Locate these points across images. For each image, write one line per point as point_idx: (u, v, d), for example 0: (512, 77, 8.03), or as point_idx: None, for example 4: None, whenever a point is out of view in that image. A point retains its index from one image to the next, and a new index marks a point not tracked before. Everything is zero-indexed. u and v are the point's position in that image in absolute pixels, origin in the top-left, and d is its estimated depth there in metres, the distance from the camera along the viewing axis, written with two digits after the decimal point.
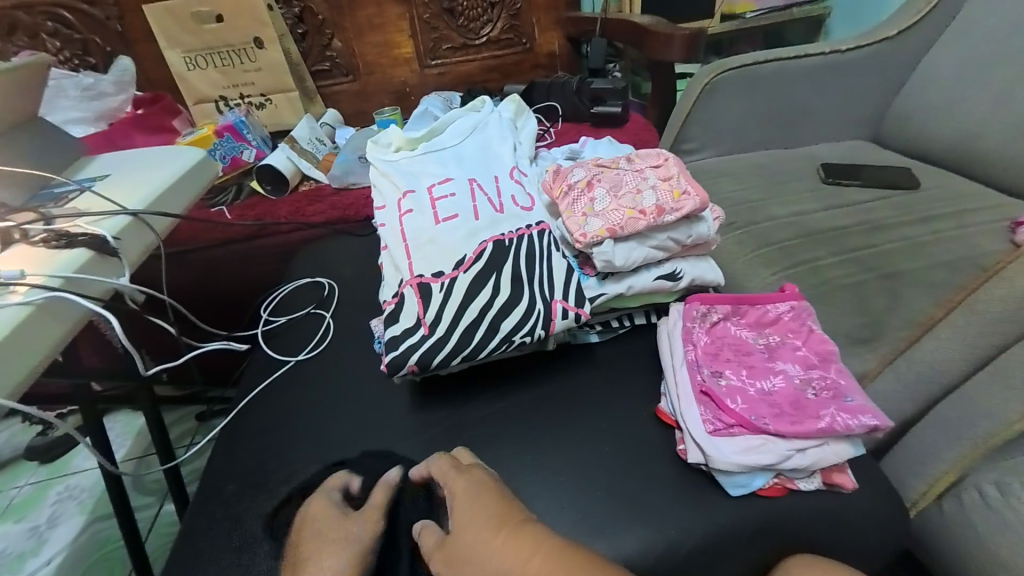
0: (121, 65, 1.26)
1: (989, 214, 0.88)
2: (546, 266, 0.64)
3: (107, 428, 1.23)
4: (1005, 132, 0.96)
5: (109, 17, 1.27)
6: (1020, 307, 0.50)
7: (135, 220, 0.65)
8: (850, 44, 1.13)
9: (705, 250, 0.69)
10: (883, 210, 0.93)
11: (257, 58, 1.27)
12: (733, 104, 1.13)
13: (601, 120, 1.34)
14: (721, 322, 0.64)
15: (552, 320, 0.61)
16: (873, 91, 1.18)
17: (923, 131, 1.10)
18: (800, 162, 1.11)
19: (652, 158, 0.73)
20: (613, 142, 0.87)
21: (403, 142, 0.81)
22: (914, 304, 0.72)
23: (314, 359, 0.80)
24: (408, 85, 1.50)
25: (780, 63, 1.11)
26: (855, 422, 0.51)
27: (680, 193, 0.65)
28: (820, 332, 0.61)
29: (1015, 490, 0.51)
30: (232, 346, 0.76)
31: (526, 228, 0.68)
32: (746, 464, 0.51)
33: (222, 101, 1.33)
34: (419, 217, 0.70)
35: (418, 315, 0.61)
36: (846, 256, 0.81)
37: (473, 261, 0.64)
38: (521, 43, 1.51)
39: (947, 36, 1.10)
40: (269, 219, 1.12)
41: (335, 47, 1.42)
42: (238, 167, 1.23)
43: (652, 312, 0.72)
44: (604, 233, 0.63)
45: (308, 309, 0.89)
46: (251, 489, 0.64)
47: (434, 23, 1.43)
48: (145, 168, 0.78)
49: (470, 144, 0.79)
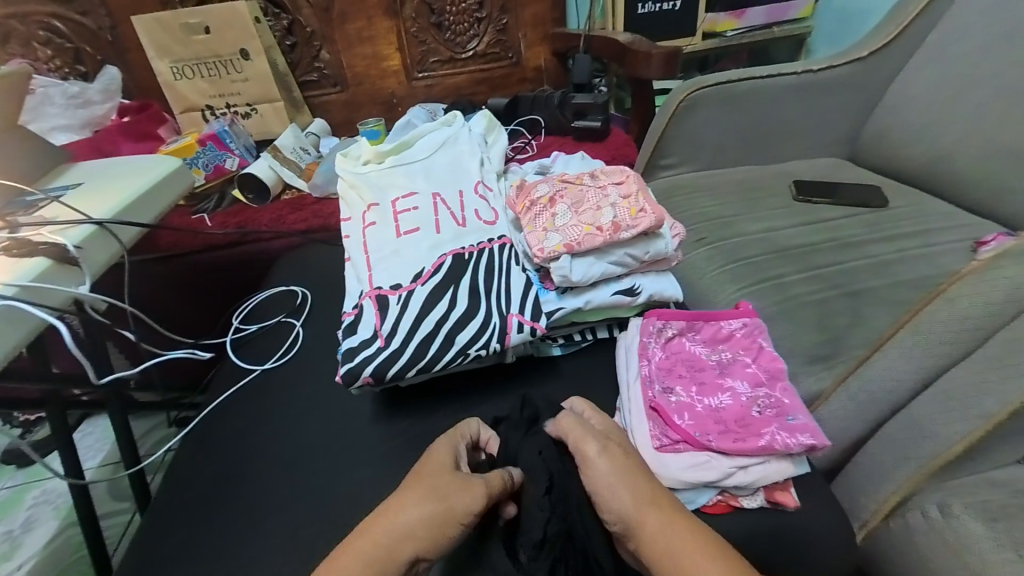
0: (110, 74, 1.29)
1: (955, 233, 0.89)
2: (504, 280, 0.65)
3: (84, 433, 1.23)
4: (972, 153, 0.98)
5: (100, 27, 1.29)
6: (960, 329, 0.51)
7: (101, 229, 0.66)
8: (825, 64, 1.15)
9: (666, 265, 0.70)
10: (852, 228, 0.94)
11: (244, 68, 1.29)
12: (710, 121, 1.15)
13: (583, 133, 1.35)
14: (676, 337, 0.65)
15: (508, 333, 0.61)
16: (849, 110, 1.20)
17: (896, 150, 1.12)
18: (775, 178, 1.13)
19: (616, 175, 0.74)
20: (584, 158, 0.89)
21: (373, 155, 0.83)
22: (875, 323, 0.73)
23: (282, 368, 0.80)
24: (395, 96, 1.52)
25: (757, 81, 1.13)
26: (793, 440, 0.52)
27: (638, 210, 0.66)
28: (771, 349, 0.62)
29: (956, 513, 0.51)
30: (198, 354, 0.76)
31: (487, 243, 0.69)
32: (688, 481, 0.51)
33: (209, 110, 1.35)
34: (383, 229, 0.71)
35: (375, 327, 0.62)
36: (811, 273, 0.82)
37: (431, 274, 0.66)
38: (508, 57, 1.53)
39: (919, 58, 1.12)
40: (250, 227, 1.12)
41: (323, 58, 1.44)
42: (221, 175, 1.24)
43: (615, 326, 0.72)
44: (562, 248, 0.64)
45: (279, 318, 0.89)
46: (209, 499, 0.64)
47: (422, 36, 1.45)
48: (118, 177, 0.79)
49: (437, 158, 0.80)
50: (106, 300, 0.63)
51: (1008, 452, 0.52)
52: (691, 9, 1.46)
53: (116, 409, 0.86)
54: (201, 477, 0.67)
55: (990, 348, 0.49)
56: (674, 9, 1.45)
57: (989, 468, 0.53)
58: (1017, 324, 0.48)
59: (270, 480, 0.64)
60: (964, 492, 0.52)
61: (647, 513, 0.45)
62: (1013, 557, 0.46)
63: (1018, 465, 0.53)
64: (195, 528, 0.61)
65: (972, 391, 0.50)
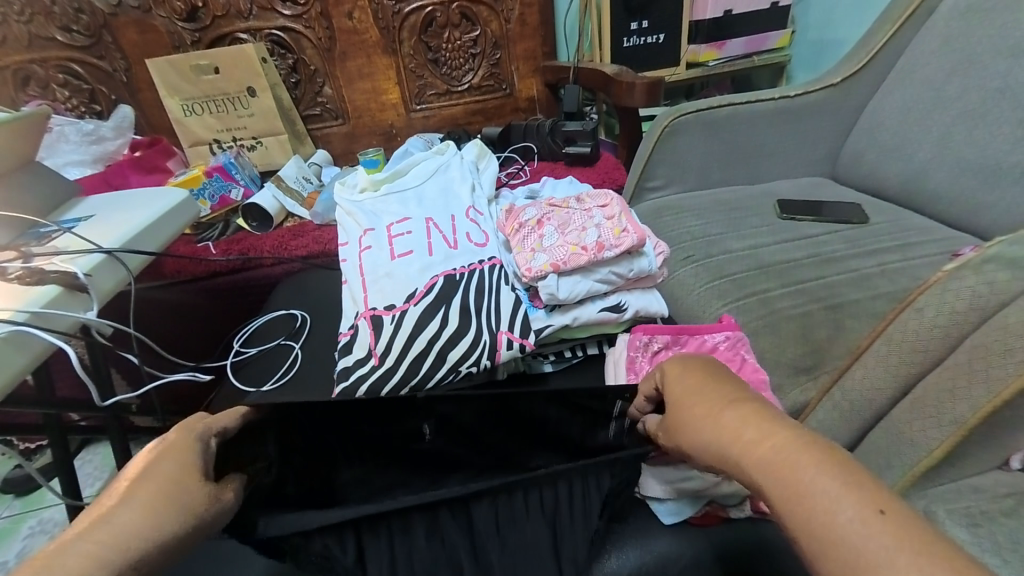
0: (122, 112, 1.37)
1: (934, 247, 0.92)
2: (494, 299, 0.68)
3: (83, 461, 1.22)
4: (945, 170, 1.02)
5: (116, 69, 1.38)
6: (931, 337, 0.53)
7: (109, 258, 0.70)
8: (801, 89, 1.20)
9: (651, 282, 0.73)
10: (834, 244, 0.97)
11: (250, 105, 1.37)
12: (694, 144, 1.20)
13: (574, 158, 1.41)
14: (663, 348, 0.67)
15: (498, 350, 0.64)
16: (827, 132, 1.25)
17: (874, 169, 1.16)
18: (758, 197, 1.17)
19: (600, 198, 0.77)
20: (571, 181, 0.93)
21: (369, 183, 0.87)
22: (858, 335, 0.75)
23: (280, 389, 0.82)
24: (394, 127, 1.59)
25: (737, 107, 1.18)
26: None
27: (621, 230, 0.69)
28: (754, 361, 0.65)
29: (941, 520, 0.51)
30: (200, 376, 0.78)
31: (477, 263, 0.72)
32: (676, 490, 0.54)
33: (216, 143, 1.41)
34: (377, 252, 0.75)
35: (369, 347, 0.65)
36: (794, 287, 0.84)
37: (424, 294, 0.69)
38: (502, 89, 1.61)
39: (890, 81, 1.17)
40: (253, 253, 1.16)
41: (325, 93, 1.52)
42: (226, 206, 1.29)
43: (604, 342, 0.74)
44: (549, 268, 0.67)
45: (279, 340, 0.91)
46: None
47: (419, 71, 1.53)
48: (126, 210, 0.83)
49: (430, 184, 0.85)
50: (110, 324, 0.65)
51: (987, 457, 0.53)
52: (673, 41, 1.54)
53: (113, 433, 0.86)
54: None
55: (957, 356, 0.51)
56: (658, 41, 1.53)
57: (970, 474, 0.54)
58: (980, 330, 0.50)
59: None
60: (947, 499, 0.52)
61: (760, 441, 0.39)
62: (996, 561, 0.46)
63: (999, 470, 0.54)
64: None
65: (945, 398, 0.51)
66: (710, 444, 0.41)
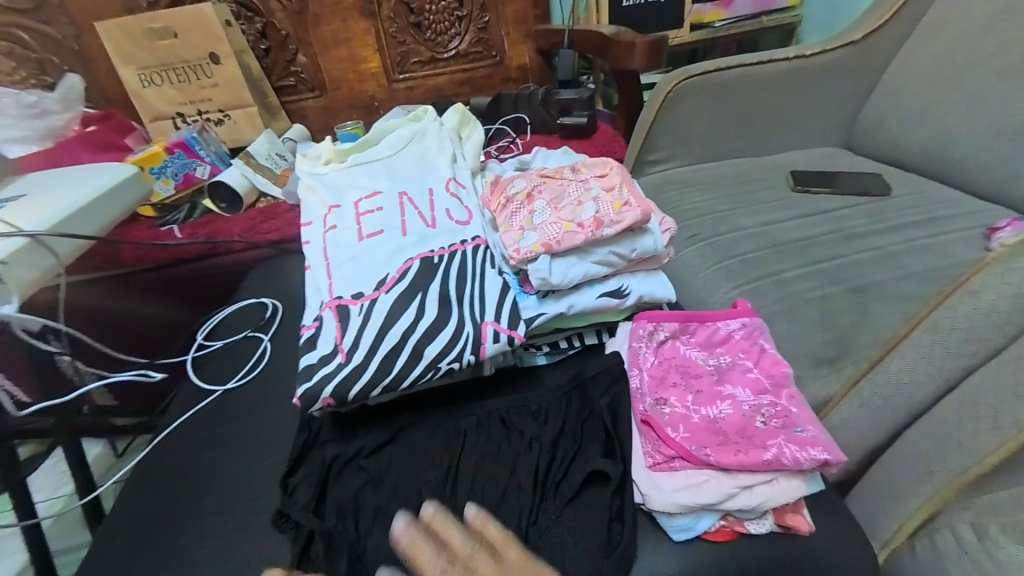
0: (69, 82, 1.22)
1: (965, 222, 0.84)
2: (477, 285, 0.60)
3: (50, 462, 1.17)
4: (976, 136, 0.93)
5: (65, 36, 1.25)
6: (989, 324, 0.47)
7: (33, 242, 0.60)
8: (817, 48, 1.10)
9: (656, 263, 0.64)
10: (854, 219, 0.88)
11: (213, 73, 1.24)
12: (700, 112, 1.10)
13: (569, 130, 1.30)
14: (668, 337, 0.60)
15: (482, 344, 0.56)
16: (844, 97, 1.15)
17: (896, 137, 1.06)
18: (768, 169, 1.08)
19: (598, 168, 0.68)
20: (565, 151, 0.83)
21: (335, 154, 0.77)
22: (886, 321, 0.67)
23: (245, 388, 0.74)
24: (375, 100, 1.47)
25: (748, 69, 1.08)
26: (804, 455, 0.47)
27: (622, 204, 0.60)
28: (774, 352, 0.58)
29: (992, 535, 0.45)
30: (152, 375, 0.70)
31: (459, 245, 0.64)
32: (684, 504, 0.47)
33: (179, 118, 1.29)
34: (343, 233, 0.66)
35: (334, 342, 0.57)
36: (813, 267, 0.76)
37: (396, 280, 0.60)
38: (491, 56, 1.48)
39: (916, 39, 1.07)
40: (220, 237, 1.07)
41: (298, 62, 1.39)
42: (190, 185, 1.18)
43: (603, 331, 0.67)
44: (540, 248, 0.59)
45: (245, 333, 0.83)
46: (154, 538, 0.58)
47: (401, 37, 1.40)
48: (60, 189, 0.73)
49: (406, 155, 0.75)
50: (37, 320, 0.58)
51: None
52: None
53: (66, 438, 0.79)
54: (153, 513, 0.61)
55: (1017, 346, 0.45)
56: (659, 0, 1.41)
57: None
58: None
59: (222, 520, 0.58)
60: (998, 510, 0.46)
61: None
62: None
63: None
64: (139, 565, 0.56)
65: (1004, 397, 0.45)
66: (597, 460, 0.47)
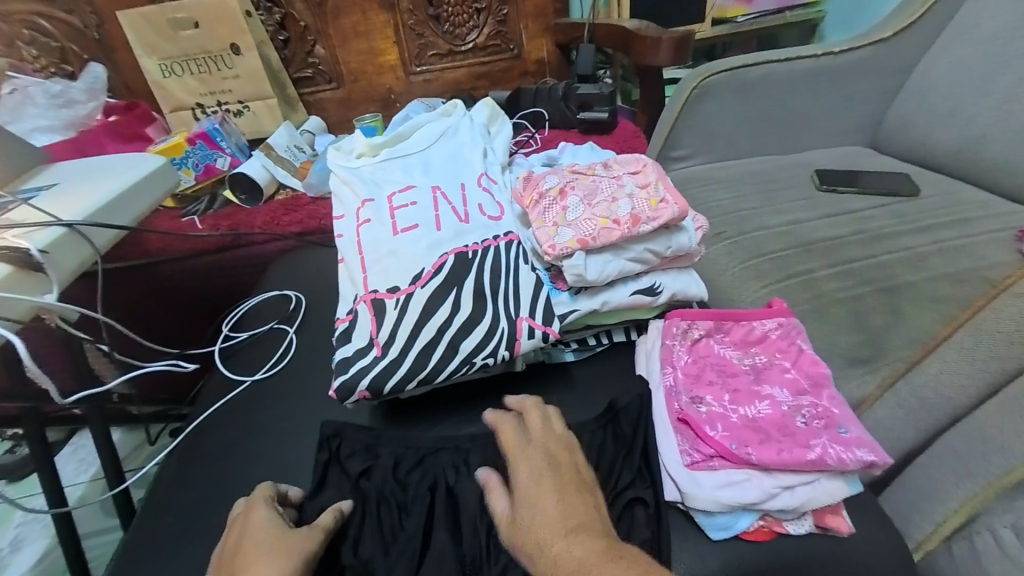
0: (93, 72, 1.24)
1: (997, 223, 0.83)
2: (512, 282, 0.60)
3: (74, 447, 1.20)
4: (1009, 136, 0.91)
5: (87, 25, 1.25)
6: None
7: (71, 232, 0.61)
8: (845, 46, 1.08)
9: (689, 262, 0.64)
10: (882, 219, 0.87)
11: (234, 65, 1.24)
12: (725, 108, 1.09)
13: (589, 126, 1.29)
14: (702, 335, 0.60)
15: (518, 340, 0.56)
16: (871, 95, 1.13)
17: (923, 137, 1.05)
18: (794, 168, 1.06)
19: (631, 164, 0.68)
20: (593, 147, 0.83)
21: (365, 148, 0.77)
22: (919, 323, 0.66)
23: (273, 379, 0.75)
24: (392, 92, 1.46)
25: (774, 66, 1.07)
26: (849, 455, 0.47)
27: (658, 201, 0.60)
28: (810, 352, 0.58)
29: None
30: (183, 364, 0.71)
31: (492, 240, 0.64)
32: (725, 502, 0.47)
33: (199, 108, 1.30)
34: (377, 227, 0.66)
35: (370, 335, 0.57)
36: (843, 267, 0.76)
37: (432, 275, 0.60)
38: (509, 49, 1.47)
39: (948, 35, 1.05)
40: (242, 228, 1.07)
41: (317, 54, 1.38)
42: (211, 176, 1.19)
43: (632, 329, 0.67)
44: (575, 245, 0.58)
45: (271, 324, 0.84)
46: (191, 524, 0.59)
47: (419, 29, 1.40)
48: (94, 178, 0.74)
49: (436, 149, 0.75)
50: (76, 309, 0.58)
51: None
52: None
53: (96, 425, 0.81)
54: (188, 500, 0.62)
55: None
56: None
57: None
58: None
59: None
60: None
61: (549, 480, 0.46)
62: None
63: None
64: (176, 553, 0.57)
65: None
66: (526, 479, 0.47)
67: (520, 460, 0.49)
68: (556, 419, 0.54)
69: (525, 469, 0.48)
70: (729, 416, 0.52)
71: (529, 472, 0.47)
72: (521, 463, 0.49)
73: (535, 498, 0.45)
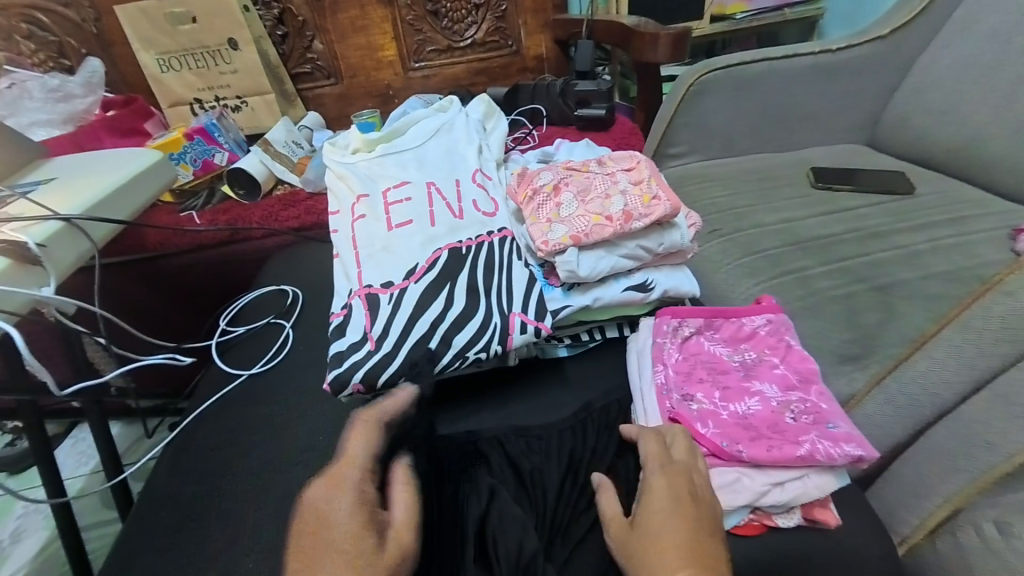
0: (91, 67, 1.24)
1: (991, 222, 0.83)
2: (504, 277, 0.60)
3: (73, 440, 1.20)
4: (1005, 135, 0.91)
5: (85, 19, 1.24)
6: None
7: (68, 226, 0.62)
8: (843, 43, 1.08)
9: (681, 259, 0.65)
10: (876, 217, 0.88)
11: (232, 60, 1.24)
12: (722, 106, 1.09)
13: (587, 123, 1.29)
14: (693, 334, 0.61)
15: (510, 334, 0.56)
16: (869, 92, 1.13)
17: (920, 135, 1.05)
18: (791, 166, 1.07)
19: (625, 161, 0.68)
20: (589, 144, 0.83)
21: (361, 143, 0.78)
22: (909, 320, 0.67)
23: (270, 373, 0.76)
24: (391, 88, 1.46)
25: (772, 63, 1.07)
26: (837, 449, 0.48)
27: (651, 198, 0.60)
28: (800, 349, 0.58)
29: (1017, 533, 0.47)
30: (180, 358, 0.72)
31: (486, 236, 0.64)
32: (716, 500, 0.47)
33: (198, 103, 1.30)
34: (372, 222, 0.67)
35: (364, 329, 0.58)
36: (836, 265, 0.76)
37: (426, 270, 0.61)
38: (508, 45, 1.47)
39: (947, 33, 1.05)
40: (240, 223, 1.07)
41: (315, 49, 1.38)
42: (210, 171, 1.19)
43: (625, 325, 0.68)
44: (568, 241, 0.59)
45: (268, 319, 0.84)
46: (187, 515, 0.60)
47: (418, 24, 1.39)
48: (91, 172, 0.74)
49: (432, 146, 0.75)
50: (73, 302, 0.58)
51: None
52: None
53: (95, 418, 0.81)
54: (184, 492, 0.63)
55: None
56: None
57: None
58: None
59: (254, 500, 0.60)
60: None
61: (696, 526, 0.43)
62: None
63: None
64: (172, 544, 0.57)
65: None
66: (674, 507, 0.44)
67: (665, 490, 0.45)
68: (677, 444, 0.50)
69: (665, 489, 0.45)
70: (719, 412, 0.53)
71: (673, 503, 0.44)
72: (671, 489, 0.45)
73: (660, 532, 0.43)
